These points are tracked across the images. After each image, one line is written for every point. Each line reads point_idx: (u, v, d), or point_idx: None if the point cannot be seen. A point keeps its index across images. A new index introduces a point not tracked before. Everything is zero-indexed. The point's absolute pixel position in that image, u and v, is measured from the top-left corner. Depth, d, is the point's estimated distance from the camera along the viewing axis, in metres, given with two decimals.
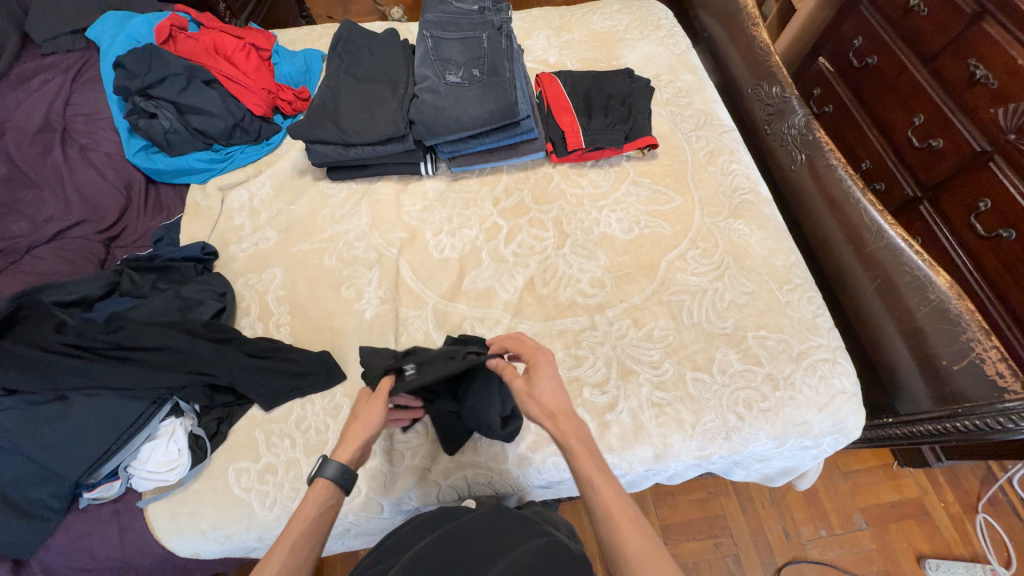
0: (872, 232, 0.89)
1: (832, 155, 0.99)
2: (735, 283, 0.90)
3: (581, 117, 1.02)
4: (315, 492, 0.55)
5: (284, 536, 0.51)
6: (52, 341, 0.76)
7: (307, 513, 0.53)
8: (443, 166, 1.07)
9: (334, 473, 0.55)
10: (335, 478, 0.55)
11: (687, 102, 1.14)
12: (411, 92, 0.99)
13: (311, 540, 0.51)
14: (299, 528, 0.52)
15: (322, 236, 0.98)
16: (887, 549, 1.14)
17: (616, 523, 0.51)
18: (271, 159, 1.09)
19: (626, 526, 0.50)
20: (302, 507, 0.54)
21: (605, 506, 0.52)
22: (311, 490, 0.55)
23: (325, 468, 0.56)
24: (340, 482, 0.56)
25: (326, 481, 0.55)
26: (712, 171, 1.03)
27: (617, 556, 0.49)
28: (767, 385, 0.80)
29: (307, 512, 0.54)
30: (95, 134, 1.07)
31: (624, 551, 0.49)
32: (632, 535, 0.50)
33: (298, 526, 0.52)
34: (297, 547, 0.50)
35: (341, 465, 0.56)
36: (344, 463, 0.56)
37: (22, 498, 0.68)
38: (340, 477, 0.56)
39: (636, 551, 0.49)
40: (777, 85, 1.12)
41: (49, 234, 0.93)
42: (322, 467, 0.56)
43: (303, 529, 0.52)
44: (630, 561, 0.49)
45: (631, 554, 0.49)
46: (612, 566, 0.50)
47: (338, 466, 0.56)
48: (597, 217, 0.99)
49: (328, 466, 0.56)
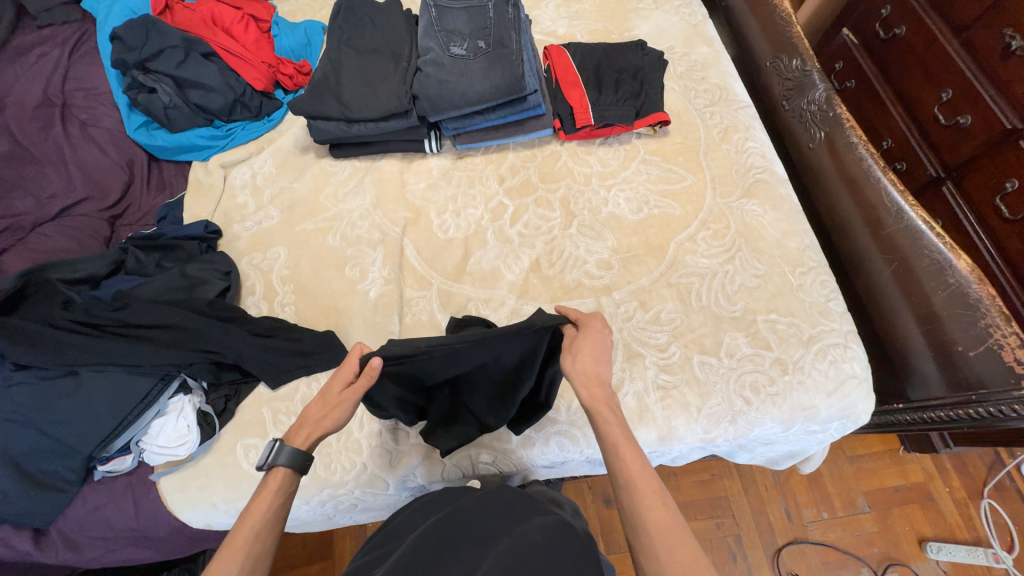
0: (892, 214, 0.86)
1: (853, 133, 0.95)
2: (746, 266, 0.87)
3: (591, 92, 0.98)
4: (273, 480, 0.54)
5: (243, 526, 0.50)
6: (60, 318, 0.76)
7: (266, 502, 0.52)
8: (447, 143, 1.05)
9: (289, 459, 0.54)
10: (290, 464, 0.54)
11: (702, 77, 1.09)
12: (414, 65, 0.95)
13: (275, 525, 0.51)
14: (258, 516, 0.51)
15: (325, 215, 0.96)
16: (889, 531, 1.15)
17: (638, 492, 0.52)
18: (272, 136, 1.06)
19: (647, 497, 0.51)
20: (259, 499, 0.53)
21: (629, 475, 0.53)
22: (270, 479, 0.54)
23: (279, 454, 0.55)
24: (298, 466, 0.55)
25: (283, 468, 0.54)
26: (726, 149, 1.00)
27: (636, 524, 0.50)
28: (775, 369, 0.79)
29: (264, 501, 0.53)
30: (95, 109, 1.05)
31: (644, 518, 0.50)
32: (654, 505, 0.50)
33: (258, 516, 0.51)
34: (262, 535, 0.50)
35: (293, 451, 0.55)
36: (297, 449, 0.55)
37: (38, 470, 0.70)
38: (296, 461, 0.55)
39: (656, 521, 0.50)
40: (797, 58, 1.07)
41: (54, 211, 0.93)
42: (276, 454, 0.55)
43: (264, 516, 0.51)
44: (649, 530, 0.49)
45: (650, 523, 0.50)
46: (630, 532, 0.51)
47: (291, 451, 0.55)
48: (605, 196, 0.96)
49: (281, 453, 0.55)
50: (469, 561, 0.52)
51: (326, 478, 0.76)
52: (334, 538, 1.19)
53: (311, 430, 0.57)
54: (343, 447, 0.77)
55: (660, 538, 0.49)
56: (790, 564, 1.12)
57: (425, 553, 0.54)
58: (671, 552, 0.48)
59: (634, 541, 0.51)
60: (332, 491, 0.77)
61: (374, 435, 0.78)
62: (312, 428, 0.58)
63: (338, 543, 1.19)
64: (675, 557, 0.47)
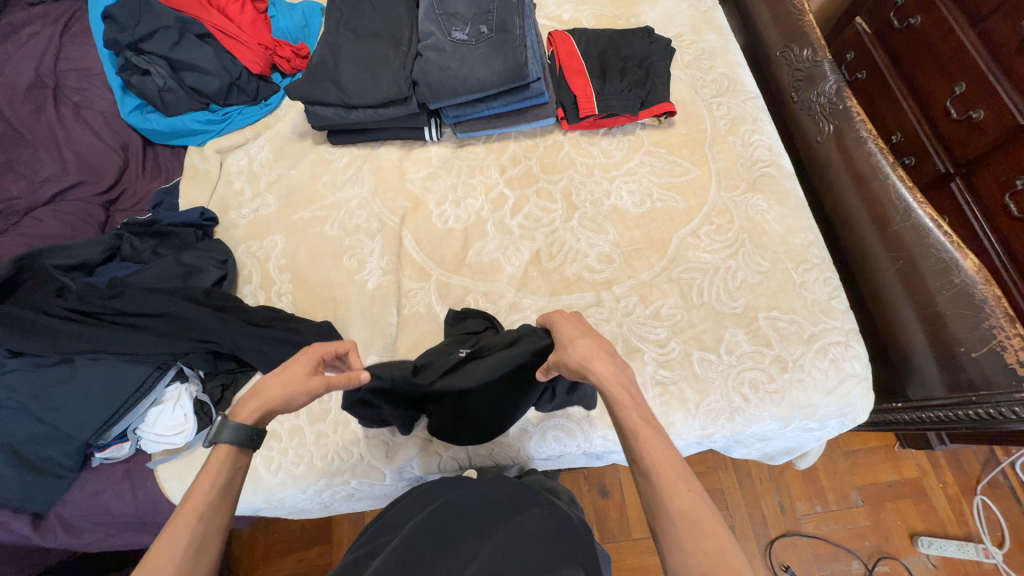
0: (899, 211, 0.84)
1: (863, 127, 0.92)
2: (748, 262, 0.86)
3: (595, 80, 0.96)
4: (214, 460, 0.50)
5: (183, 511, 0.46)
6: (54, 305, 0.76)
7: (206, 483, 0.48)
8: (448, 131, 1.03)
9: (233, 437, 0.51)
10: (235, 441, 0.51)
11: (710, 66, 1.06)
12: (415, 49, 0.93)
13: (218, 507, 0.47)
14: (201, 498, 0.47)
15: (323, 204, 0.95)
16: (881, 525, 1.16)
17: (660, 479, 0.48)
18: (270, 121, 1.04)
19: (672, 484, 0.47)
20: (198, 481, 0.48)
21: (651, 463, 0.49)
22: (211, 459, 0.50)
23: (222, 431, 0.51)
24: (242, 444, 0.51)
25: (225, 446, 0.51)
26: (732, 142, 0.98)
27: (659, 511, 0.47)
28: (775, 367, 0.78)
29: (206, 482, 0.49)
30: (88, 91, 1.03)
31: (669, 506, 0.47)
32: (680, 492, 0.47)
33: (200, 499, 0.47)
34: (205, 519, 0.46)
35: (238, 426, 0.51)
36: (242, 424, 0.51)
37: (36, 456, 0.70)
38: (242, 436, 0.51)
39: (682, 507, 0.46)
40: (809, 47, 1.04)
41: (47, 195, 0.91)
42: (217, 432, 0.51)
43: (205, 498, 0.47)
44: (674, 519, 0.46)
45: (676, 512, 0.46)
46: (654, 519, 0.48)
47: (236, 427, 0.51)
48: (608, 188, 0.95)
49: (225, 430, 0.51)
50: (466, 550, 0.52)
51: (323, 467, 0.76)
52: (333, 523, 1.20)
53: (260, 401, 0.54)
54: (340, 437, 0.77)
55: (686, 525, 0.45)
56: (782, 556, 1.14)
57: (424, 546, 0.53)
58: (699, 541, 0.44)
59: (657, 528, 0.48)
60: (329, 481, 0.77)
61: (371, 427, 0.78)
62: (260, 400, 0.54)
63: (336, 527, 1.20)
64: (699, 546, 0.44)
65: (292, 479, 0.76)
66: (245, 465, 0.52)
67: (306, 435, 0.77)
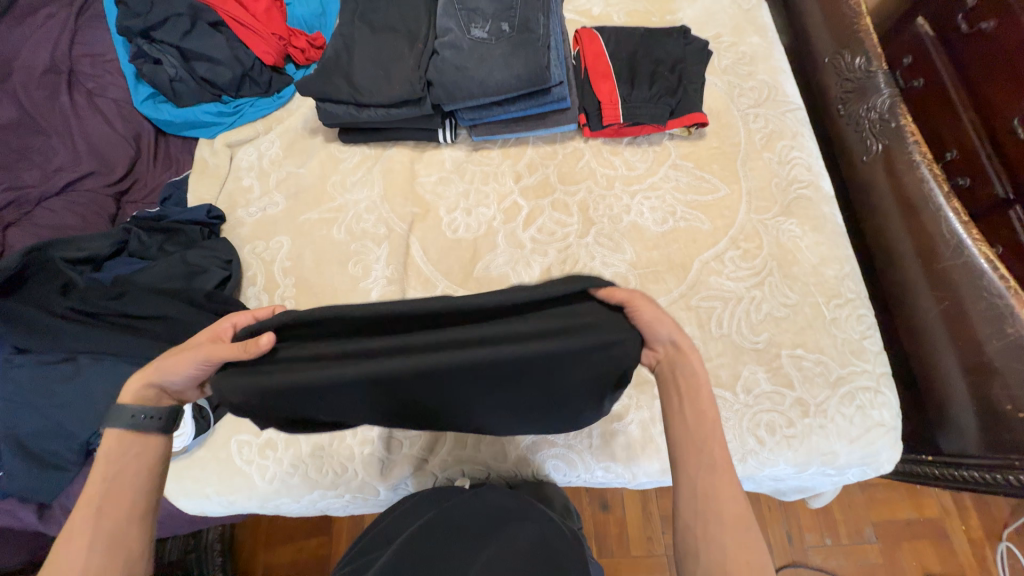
0: (950, 247, 0.77)
1: (917, 149, 0.83)
2: (775, 293, 0.80)
3: (622, 86, 0.90)
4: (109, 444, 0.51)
5: (81, 504, 0.47)
6: (58, 304, 0.75)
7: (99, 472, 0.49)
8: (463, 133, 0.98)
9: (121, 421, 0.51)
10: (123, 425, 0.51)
11: (749, 72, 0.97)
12: (431, 47, 0.87)
13: (119, 493, 0.49)
14: (96, 488, 0.48)
15: (331, 206, 0.92)
16: (894, 563, 1.11)
17: (719, 478, 0.49)
18: (281, 115, 1.00)
19: (728, 486, 0.49)
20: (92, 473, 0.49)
21: (712, 457, 0.51)
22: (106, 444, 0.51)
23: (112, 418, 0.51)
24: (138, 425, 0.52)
25: (119, 431, 0.51)
26: (768, 158, 0.90)
27: (708, 511, 0.49)
28: (795, 411, 0.73)
29: (100, 471, 0.50)
30: (102, 78, 1.02)
31: (717, 505, 0.49)
32: (731, 495, 0.49)
33: (96, 488, 0.49)
34: (104, 514, 0.47)
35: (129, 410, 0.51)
36: (129, 408, 0.52)
37: (40, 450, 0.71)
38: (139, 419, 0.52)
39: (731, 511, 0.48)
40: (862, 56, 0.94)
41: (59, 185, 0.91)
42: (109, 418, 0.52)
43: (100, 488, 0.48)
44: (721, 518, 0.48)
45: (725, 511, 0.48)
46: (700, 518, 0.49)
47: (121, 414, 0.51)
48: (628, 204, 0.89)
49: (115, 417, 0.51)
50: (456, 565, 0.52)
51: (317, 480, 0.75)
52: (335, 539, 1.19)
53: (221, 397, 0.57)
54: (335, 452, 0.76)
55: (730, 531, 0.47)
56: None
57: (418, 560, 0.52)
58: (739, 547, 0.46)
59: (694, 525, 0.49)
60: (323, 492, 0.76)
61: (368, 444, 0.76)
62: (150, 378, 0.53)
63: (337, 544, 1.19)
64: (740, 553, 0.46)
65: (286, 489, 0.75)
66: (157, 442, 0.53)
67: (302, 448, 0.76)
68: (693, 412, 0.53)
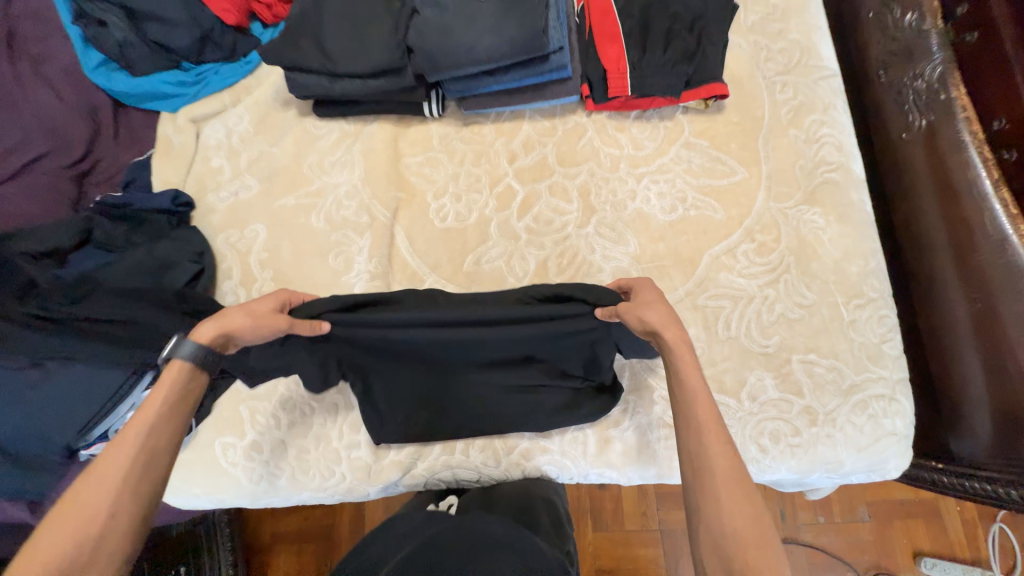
0: (990, 242, 0.68)
1: (966, 126, 0.73)
2: (791, 292, 0.73)
3: (632, 50, 0.78)
4: (169, 372, 0.53)
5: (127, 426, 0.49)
6: (16, 309, 0.71)
7: (156, 395, 0.52)
8: (451, 105, 0.87)
9: (190, 352, 0.54)
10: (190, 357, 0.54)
11: (779, 30, 0.85)
12: (410, 5, 0.76)
13: (167, 418, 0.51)
14: (151, 409, 0.51)
15: (308, 190, 0.84)
16: (884, 542, 1.12)
17: (705, 437, 0.49)
18: (250, 84, 0.90)
19: (716, 444, 0.48)
20: (152, 395, 0.52)
21: (696, 414, 0.51)
22: (167, 371, 0.53)
23: (180, 347, 0.54)
24: (200, 361, 0.54)
25: (183, 360, 0.54)
26: (793, 136, 0.80)
27: (703, 474, 0.48)
28: (802, 419, 0.69)
29: (160, 395, 0.52)
30: (47, 42, 0.91)
31: (710, 466, 0.48)
32: (721, 454, 0.48)
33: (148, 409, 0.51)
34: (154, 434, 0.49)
35: (197, 345, 0.54)
36: (200, 342, 0.54)
37: (22, 455, 0.70)
38: (198, 356, 0.54)
39: (722, 469, 0.48)
40: (914, 8, 0.80)
41: (12, 169, 0.84)
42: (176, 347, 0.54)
43: (156, 411, 0.51)
44: (716, 475, 0.47)
45: (718, 470, 0.47)
46: (698, 483, 0.48)
47: (194, 345, 0.54)
48: (634, 189, 0.80)
49: (182, 346, 0.54)
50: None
51: (305, 482, 0.74)
52: (335, 552, 1.13)
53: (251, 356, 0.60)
54: (322, 456, 0.74)
55: (725, 487, 0.47)
56: None
57: None
58: (736, 500, 0.46)
59: (693, 486, 0.48)
60: (312, 493, 0.75)
61: (356, 447, 0.74)
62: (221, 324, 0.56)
63: (337, 556, 1.14)
64: (737, 509, 0.46)
65: (275, 490, 0.74)
66: (200, 383, 0.55)
67: (288, 451, 0.74)
68: (677, 380, 0.53)
